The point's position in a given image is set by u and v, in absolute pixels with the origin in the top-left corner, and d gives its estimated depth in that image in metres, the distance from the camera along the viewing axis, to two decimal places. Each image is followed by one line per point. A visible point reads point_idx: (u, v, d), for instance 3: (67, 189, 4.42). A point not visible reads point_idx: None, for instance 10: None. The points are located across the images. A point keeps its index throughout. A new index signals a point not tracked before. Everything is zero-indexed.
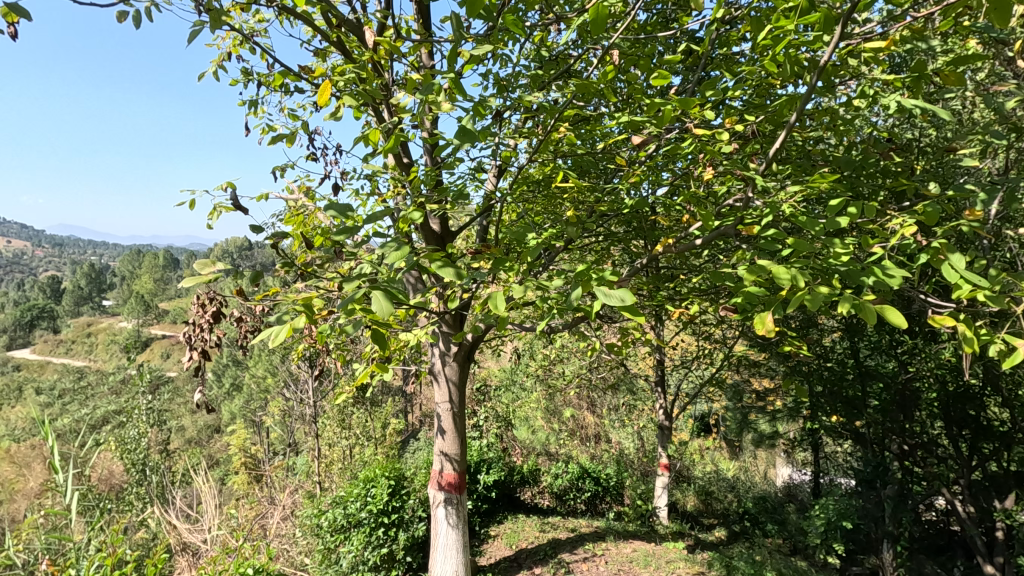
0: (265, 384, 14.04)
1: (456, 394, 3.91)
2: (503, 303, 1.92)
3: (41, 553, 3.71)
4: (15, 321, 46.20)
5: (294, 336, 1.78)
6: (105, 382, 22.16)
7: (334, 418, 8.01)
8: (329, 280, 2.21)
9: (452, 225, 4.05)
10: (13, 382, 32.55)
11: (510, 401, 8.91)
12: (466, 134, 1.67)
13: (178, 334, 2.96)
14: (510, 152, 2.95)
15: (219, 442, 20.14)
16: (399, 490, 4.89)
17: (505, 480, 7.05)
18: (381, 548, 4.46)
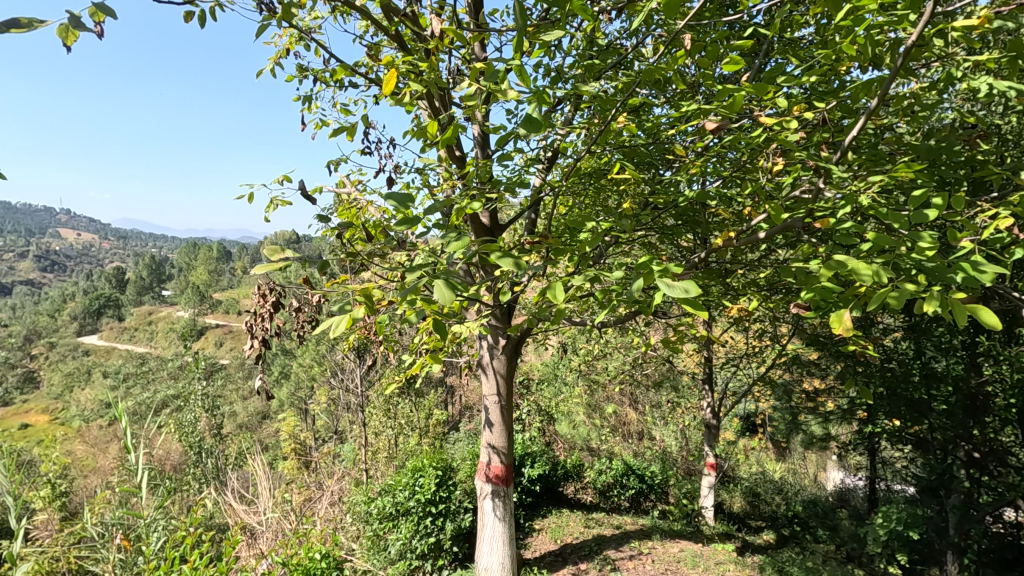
0: (312, 373, 14.51)
1: (504, 387, 3.91)
2: (565, 292, 1.82)
3: (114, 528, 3.93)
4: (84, 309, 49.27)
5: (354, 326, 1.80)
6: (164, 368, 23.33)
7: (380, 408, 8.19)
8: (389, 271, 2.23)
9: (501, 218, 4.04)
10: (82, 366, 34.68)
11: (552, 395, 8.91)
12: (532, 124, 1.66)
13: (240, 322, 3.05)
14: (563, 142, 2.91)
15: (269, 429, 20.91)
16: (446, 480, 4.96)
17: (548, 475, 7.03)
18: (428, 537, 4.52)
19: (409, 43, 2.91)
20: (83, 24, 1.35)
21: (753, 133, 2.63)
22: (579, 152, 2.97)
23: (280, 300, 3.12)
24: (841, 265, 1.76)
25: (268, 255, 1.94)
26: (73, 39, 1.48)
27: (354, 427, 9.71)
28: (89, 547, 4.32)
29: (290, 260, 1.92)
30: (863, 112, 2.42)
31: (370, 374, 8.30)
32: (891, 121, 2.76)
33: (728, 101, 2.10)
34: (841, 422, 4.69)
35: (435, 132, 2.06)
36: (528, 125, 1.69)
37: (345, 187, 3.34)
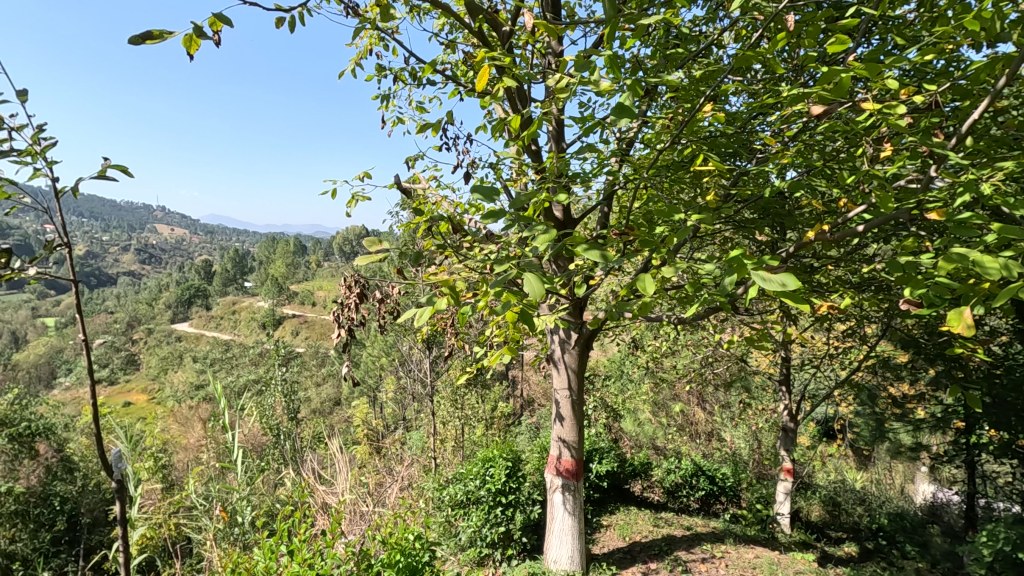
0: (381, 362, 15.07)
1: (575, 381, 3.88)
2: (653, 284, 1.74)
3: (213, 501, 4.26)
4: (177, 298, 53.49)
5: (438, 316, 1.82)
6: (248, 354, 24.92)
7: (448, 398, 8.37)
8: (474, 263, 2.26)
9: (574, 211, 4.00)
10: (177, 351, 37.65)
11: (619, 392, 8.80)
12: (624, 112, 1.65)
13: (328, 313, 3.19)
14: (642, 134, 2.85)
15: (340, 415, 21.89)
16: (515, 472, 4.96)
17: (615, 471, 6.96)
18: (498, 527, 4.58)
19: (489, 39, 2.92)
20: (207, 30, 1.46)
21: (853, 118, 2.46)
22: (656, 144, 2.89)
23: (366, 290, 3.25)
24: (961, 259, 1.61)
25: (365, 248, 2.03)
26: (196, 48, 1.60)
27: (422, 415, 9.98)
28: (189, 515, 4.71)
29: (388, 255, 1.99)
30: (980, 93, 2.21)
31: (437, 365, 8.49)
32: (1012, 103, 2.50)
33: (831, 84, 1.96)
34: (936, 431, 4.34)
35: (516, 125, 2.06)
36: (620, 114, 1.67)
37: (423, 182, 3.42)
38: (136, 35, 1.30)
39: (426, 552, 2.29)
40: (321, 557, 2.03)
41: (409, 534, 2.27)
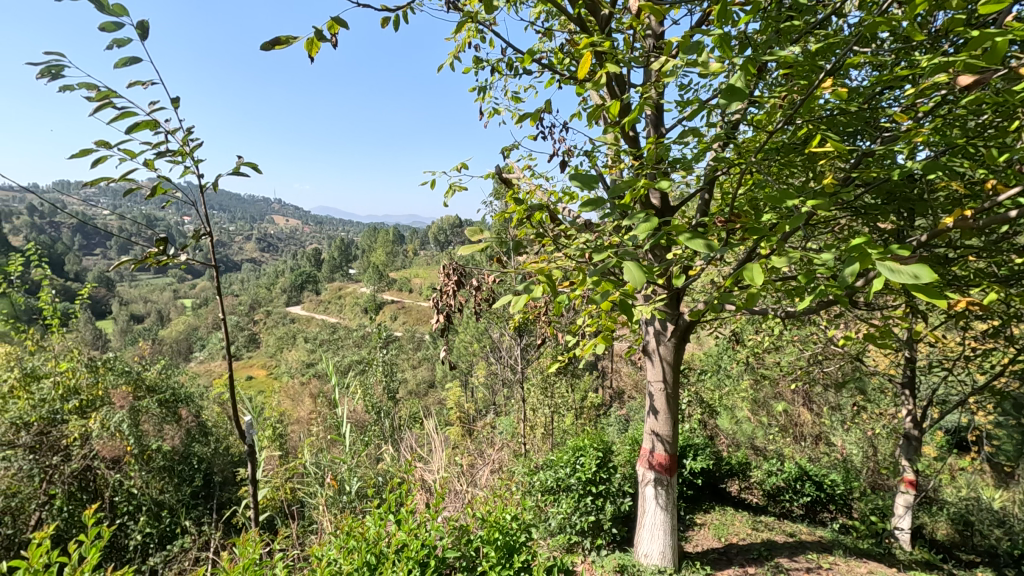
0: (473, 348, 15.52)
1: (670, 374, 3.73)
2: (761, 275, 1.64)
3: (325, 469, 4.64)
4: (292, 283, 58.31)
5: (534, 304, 1.83)
6: (352, 336, 26.64)
7: (538, 386, 8.45)
8: (570, 253, 2.25)
9: (673, 198, 3.84)
10: (291, 332, 41.13)
11: (716, 387, 8.42)
12: (734, 93, 1.57)
13: (428, 299, 3.33)
14: (750, 116, 2.67)
15: (434, 396, 22.87)
16: (606, 462, 4.91)
17: (710, 469, 6.71)
18: (588, 516, 4.57)
19: (588, 23, 2.87)
20: (326, 35, 1.57)
21: (1006, 88, 2.16)
22: (766, 126, 2.70)
23: (463, 277, 3.35)
24: None
25: (468, 236, 2.10)
26: (316, 51, 1.71)
27: (512, 401, 10.15)
28: (303, 481, 5.16)
29: (488, 244, 2.02)
30: None
31: (527, 353, 8.57)
32: None
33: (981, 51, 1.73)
34: None
35: (615, 111, 2.02)
36: (730, 97, 1.59)
37: (518, 171, 3.44)
38: (267, 42, 1.44)
39: (523, 533, 2.34)
40: (425, 528, 2.15)
41: (506, 514, 2.34)
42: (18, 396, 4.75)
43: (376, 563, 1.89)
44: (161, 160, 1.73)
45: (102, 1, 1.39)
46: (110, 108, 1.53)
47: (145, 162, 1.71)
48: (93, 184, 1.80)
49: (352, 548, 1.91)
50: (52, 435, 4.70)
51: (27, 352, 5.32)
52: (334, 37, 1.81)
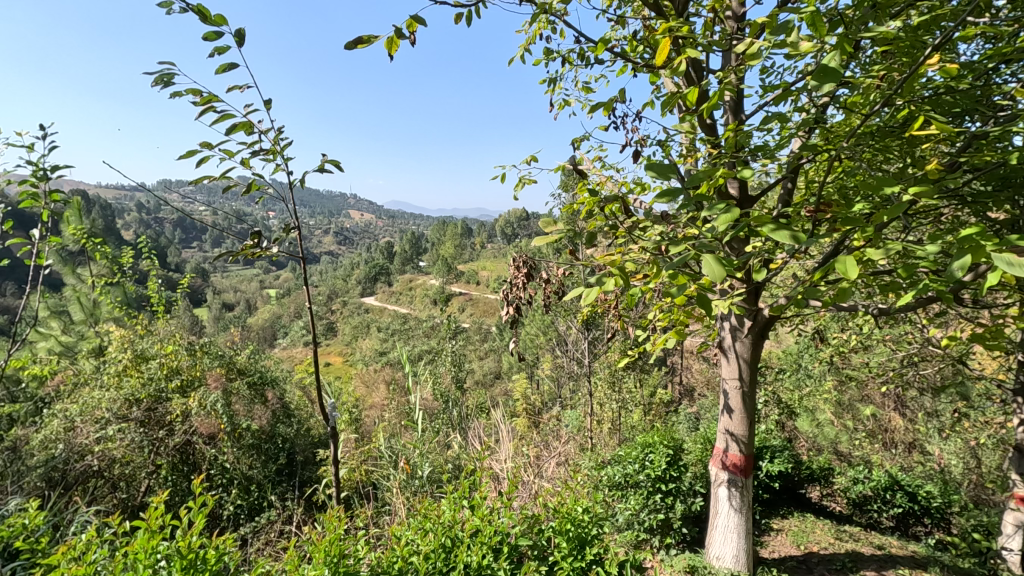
0: (539, 340, 15.55)
1: (747, 372, 3.53)
2: (856, 268, 1.52)
3: (398, 453, 4.82)
4: (366, 275, 60.80)
5: (605, 296, 1.78)
6: (422, 326, 27.40)
7: (606, 380, 8.34)
8: (643, 245, 2.18)
9: (752, 188, 3.66)
10: (365, 322, 42.93)
11: (795, 388, 7.98)
12: (827, 74, 1.47)
13: (498, 291, 3.35)
14: (840, 99, 2.49)
15: (500, 387, 23.16)
16: (676, 461, 4.77)
17: (788, 473, 6.39)
18: (657, 514, 4.48)
19: (663, 8, 2.77)
20: (407, 36, 1.61)
21: None
22: (859, 108, 2.50)
23: (533, 269, 3.34)
24: None
25: (541, 228, 2.09)
26: (395, 49, 1.73)
27: (579, 395, 10.08)
28: (377, 464, 5.39)
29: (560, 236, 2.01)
30: None
31: (595, 346, 8.47)
32: None
33: None
34: None
35: (692, 99, 1.94)
36: (823, 79, 1.49)
37: (588, 163, 3.39)
38: (350, 42, 1.51)
39: (595, 526, 2.32)
40: (499, 516, 2.17)
41: (578, 507, 2.33)
42: (131, 374, 5.26)
43: (452, 546, 1.94)
44: (254, 158, 1.86)
45: (204, 12, 1.50)
46: (211, 112, 1.68)
47: (241, 160, 1.84)
48: (196, 182, 1.97)
49: (428, 530, 1.97)
50: (158, 411, 5.18)
51: (138, 336, 5.88)
52: (411, 34, 1.75)
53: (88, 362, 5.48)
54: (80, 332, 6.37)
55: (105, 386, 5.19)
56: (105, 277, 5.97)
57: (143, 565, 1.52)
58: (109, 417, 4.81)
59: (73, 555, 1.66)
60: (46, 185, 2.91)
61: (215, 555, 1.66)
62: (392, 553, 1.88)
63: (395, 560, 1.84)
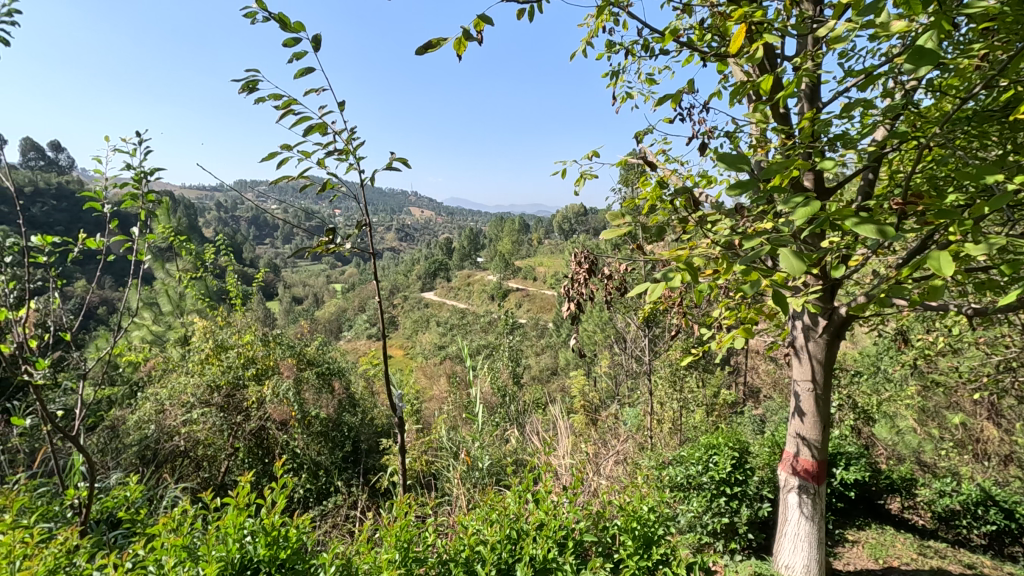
0: (597, 336, 15.38)
1: (821, 374, 3.24)
2: (954, 265, 1.39)
3: (458, 445, 4.91)
4: (425, 270, 62.21)
5: (672, 291, 1.72)
6: (479, 321, 27.69)
7: (666, 379, 8.12)
8: (713, 240, 2.10)
9: (828, 180, 3.44)
10: (425, 316, 43.89)
11: (873, 391, 7.49)
12: (923, 57, 1.37)
13: (559, 287, 3.33)
14: (932, 82, 2.31)
15: (556, 382, 23.14)
16: (742, 463, 4.59)
17: (865, 481, 6.02)
18: (721, 517, 4.35)
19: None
20: (474, 36, 1.62)
21: None
22: (954, 91, 2.31)
23: (595, 265, 3.30)
24: None
25: (608, 222, 2.06)
26: (463, 49, 1.68)
27: (638, 393, 9.88)
28: (437, 455, 5.52)
29: (629, 230, 1.97)
30: None
31: (656, 344, 8.27)
32: None
33: None
34: None
35: (768, 88, 1.84)
36: (917, 61, 1.37)
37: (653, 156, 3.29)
38: (422, 45, 1.53)
39: (661, 526, 2.29)
40: (563, 510, 2.18)
41: (643, 505, 2.30)
42: (212, 362, 5.64)
43: (517, 538, 1.96)
44: (329, 158, 1.94)
45: (285, 20, 1.58)
46: (290, 115, 1.76)
47: (317, 161, 1.93)
48: (276, 182, 2.08)
49: (494, 521, 2.01)
50: (237, 397, 5.53)
51: (218, 326, 6.28)
52: (479, 34, 1.67)
53: (175, 350, 5.91)
54: (168, 322, 6.88)
55: (190, 373, 5.59)
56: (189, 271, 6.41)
57: (233, 539, 1.63)
58: (194, 401, 5.18)
59: (173, 526, 1.81)
60: (143, 187, 3.16)
61: (296, 534, 1.76)
62: (460, 542, 1.92)
63: (462, 548, 1.89)
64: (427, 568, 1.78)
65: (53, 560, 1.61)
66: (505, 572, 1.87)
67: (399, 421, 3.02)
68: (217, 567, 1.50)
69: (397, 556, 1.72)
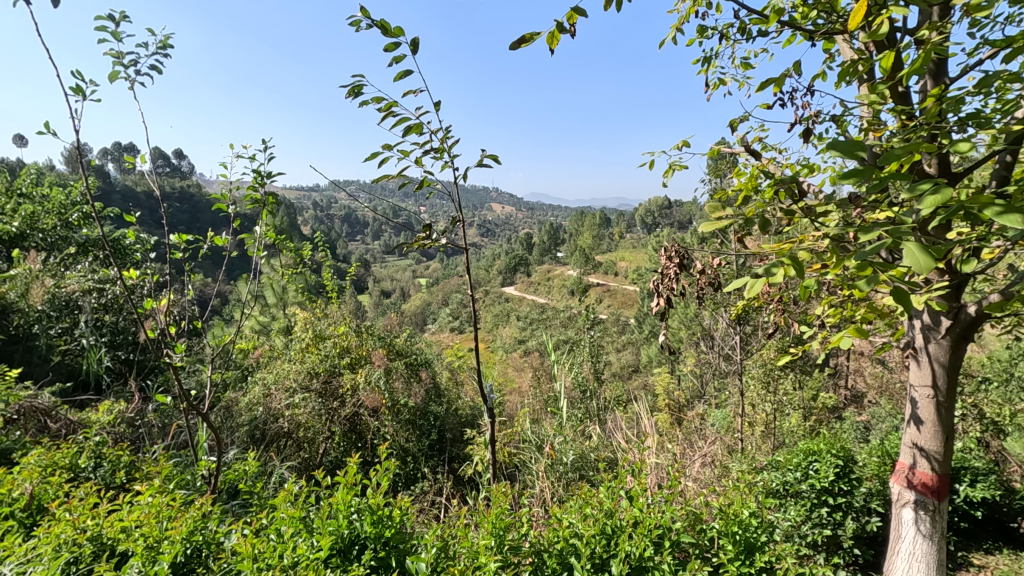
0: (681, 332, 14.85)
1: (946, 378, 2.72)
2: None
3: (540, 438, 4.93)
4: (506, 265, 62.95)
5: (774, 287, 1.57)
6: (558, 316, 27.57)
7: (758, 380, 7.67)
8: (823, 233, 1.92)
9: (956, 163, 3.06)
10: (505, 311, 44.37)
11: (1004, 401, 6.65)
12: None
13: (648, 282, 3.22)
14: None
15: (638, 378, 22.65)
16: (847, 472, 4.23)
17: (994, 501, 5.39)
18: (822, 529, 4.07)
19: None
20: (566, 29, 1.45)
21: None
22: None
23: (685, 260, 3.15)
24: None
25: (706, 214, 1.95)
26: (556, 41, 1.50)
27: (727, 393, 9.44)
28: (519, 447, 5.58)
29: (730, 223, 1.85)
30: None
31: (747, 343, 7.83)
32: None
33: None
34: None
35: (888, 67, 1.64)
36: None
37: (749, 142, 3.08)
38: (514, 41, 1.43)
39: (763, 533, 2.18)
40: (659, 510, 2.13)
41: (744, 509, 2.21)
42: (312, 351, 6.04)
43: (612, 533, 1.95)
44: (425, 156, 2.01)
45: (386, 26, 1.65)
46: (390, 117, 1.84)
47: (415, 159, 2.01)
48: (376, 182, 2.17)
49: (588, 515, 2.01)
50: (333, 384, 5.90)
51: (316, 318, 6.72)
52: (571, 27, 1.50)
53: (279, 339, 6.41)
54: (273, 313, 7.45)
55: (293, 360, 6.04)
56: (291, 267, 6.91)
57: (342, 515, 1.75)
58: (296, 386, 5.60)
59: (290, 498, 1.97)
60: (259, 189, 3.44)
61: (398, 514, 1.86)
62: (555, 534, 1.94)
63: (557, 540, 1.90)
64: (522, 556, 1.83)
65: (193, 523, 1.81)
66: (600, 567, 1.85)
67: (489, 412, 3.09)
68: (329, 540, 1.62)
69: (493, 543, 1.78)
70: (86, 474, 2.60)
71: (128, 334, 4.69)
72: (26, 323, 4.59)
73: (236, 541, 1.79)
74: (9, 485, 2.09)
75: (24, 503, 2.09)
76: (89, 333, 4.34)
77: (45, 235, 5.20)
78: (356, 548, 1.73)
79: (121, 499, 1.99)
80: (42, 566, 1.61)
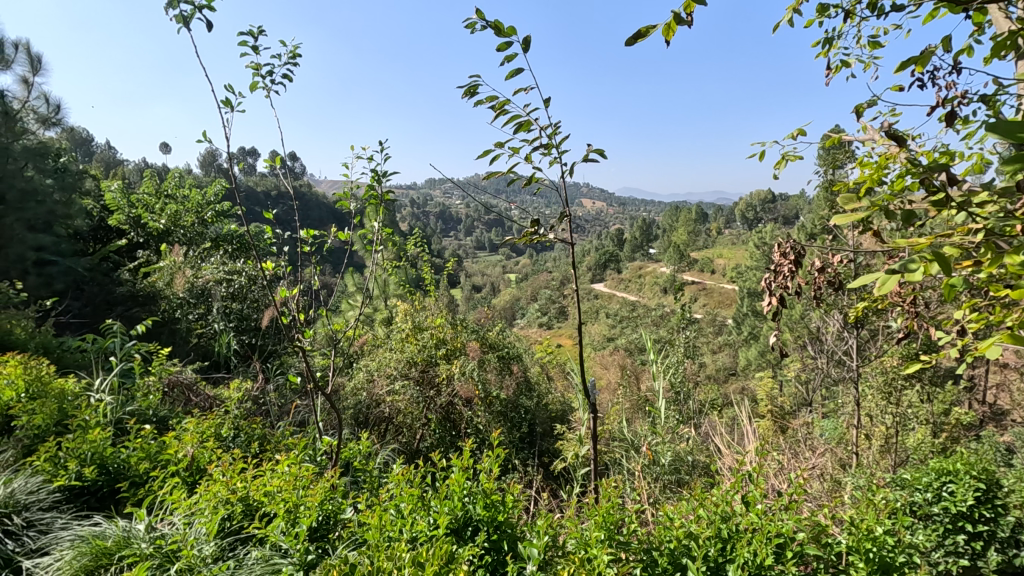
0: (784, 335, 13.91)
1: None
2: None
3: (632, 437, 4.85)
4: (596, 261, 62.17)
5: (913, 284, 1.32)
6: (649, 314, 26.81)
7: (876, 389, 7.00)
8: (976, 227, 1.67)
9: None
10: (595, 308, 43.82)
11: None
12: None
13: (759, 280, 3.02)
14: None
15: (735, 382, 21.49)
16: (990, 498, 3.76)
17: None
18: (957, 558, 3.65)
19: None
20: (685, 19, 1.30)
21: None
22: None
23: (802, 256, 2.92)
24: None
25: (837, 203, 1.73)
26: (673, 32, 1.33)
27: (839, 401, 8.70)
28: (609, 445, 5.53)
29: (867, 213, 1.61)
30: None
31: (864, 349, 7.16)
32: None
33: None
34: None
35: None
36: None
37: None
38: (632, 34, 1.31)
39: (900, 553, 2.01)
40: (780, 518, 2.03)
41: (878, 526, 2.04)
42: (411, 342, 6.33)
43: (729, 538, 1.88)
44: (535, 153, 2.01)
45: (501, 26, 1.66)
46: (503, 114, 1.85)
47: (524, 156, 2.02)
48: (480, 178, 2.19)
49: (703, 516, 1.97)
50: (430, 373, 6.13)
51: (415, 310, 7.03)
52: (691, 14, 1.32)
53: (382, 329, 6.78)
54: (376, 304, 7.90)
55: (394, 349, 6.37)
56: (392, 261, 7.29)
57: (457, 497, 1.84)
58: (397, 374, 5.93)
59: (403, 480, 2.09)
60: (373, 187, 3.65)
61: (510, 500, 1.92)
62: (668, 532, 1.91)
63: (668, 539, 1.87)
64: (630, 552, 1.83)
65: (323, 493, 1.98)
66: (715, 570, 1.80)
67: (591, 408, 3.08)
68: (445, 519, 1.71)
69: (603, 536, 1.79)
70: (227, 442, 2.94)
71: (254, 321, 5.18)
72: (172, 308, 5.22)
73: (357, 515, 1.93)
74: (174, 448, 2.41)
75: (187, 463, 2.41)
76: (223, 319, 4.84)
77: (186, 231, 5.87)
78: (469, 529, 1.82)
79: (261, 466, 2.23)
80: (205, 518, 1.86)
